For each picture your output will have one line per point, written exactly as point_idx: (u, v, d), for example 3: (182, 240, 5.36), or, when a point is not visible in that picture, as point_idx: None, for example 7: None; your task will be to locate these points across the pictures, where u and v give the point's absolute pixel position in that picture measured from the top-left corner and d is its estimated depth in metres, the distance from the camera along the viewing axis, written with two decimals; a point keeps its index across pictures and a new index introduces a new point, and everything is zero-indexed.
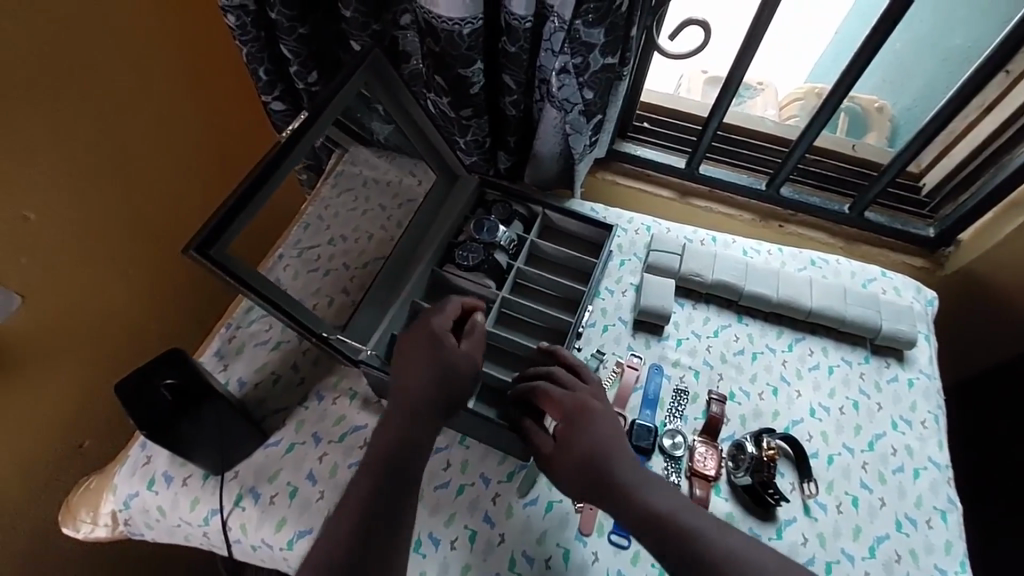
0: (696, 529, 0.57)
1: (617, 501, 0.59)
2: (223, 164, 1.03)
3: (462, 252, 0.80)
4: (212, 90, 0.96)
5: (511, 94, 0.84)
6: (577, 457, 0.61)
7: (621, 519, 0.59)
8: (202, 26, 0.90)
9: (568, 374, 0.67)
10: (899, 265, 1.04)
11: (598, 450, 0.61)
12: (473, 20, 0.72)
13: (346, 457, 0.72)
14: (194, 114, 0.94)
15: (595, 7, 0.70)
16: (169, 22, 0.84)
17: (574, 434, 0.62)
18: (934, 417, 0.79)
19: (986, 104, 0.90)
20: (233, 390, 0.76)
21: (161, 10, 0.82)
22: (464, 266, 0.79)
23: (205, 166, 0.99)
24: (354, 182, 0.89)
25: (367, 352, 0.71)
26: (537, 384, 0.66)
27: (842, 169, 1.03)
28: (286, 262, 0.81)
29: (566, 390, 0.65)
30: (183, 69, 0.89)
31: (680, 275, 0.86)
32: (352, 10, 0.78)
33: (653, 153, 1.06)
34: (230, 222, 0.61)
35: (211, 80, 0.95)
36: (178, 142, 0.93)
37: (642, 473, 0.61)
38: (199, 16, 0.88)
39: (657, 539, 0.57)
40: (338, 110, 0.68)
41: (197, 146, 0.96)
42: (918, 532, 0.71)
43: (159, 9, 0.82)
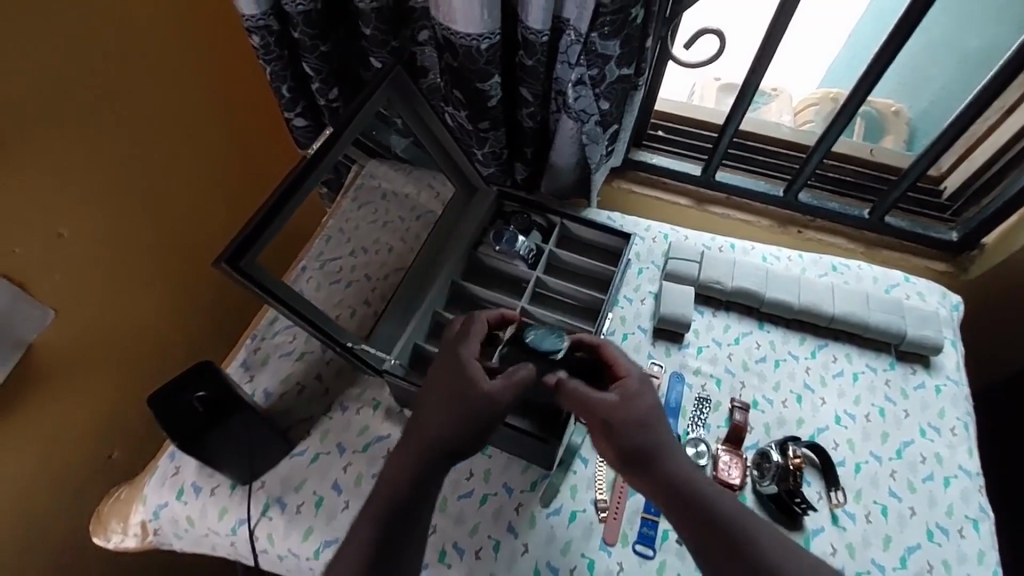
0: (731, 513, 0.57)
1: (646, 470, 0.59)
2: (250, 177, 1.05)
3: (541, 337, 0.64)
4: (236, 108, 0.98)
5: (527, 106, 0.86)
6: (636, 423, 0.59)
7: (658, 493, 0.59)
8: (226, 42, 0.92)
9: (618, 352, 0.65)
10: (921, 270, 1.03)
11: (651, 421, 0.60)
12: (491, 36, 0.74)
13: (371, 466, 0.72)
14: (220, 129, 0.96)
15: (610, 20, 0.72)
16: (196, 43, 0.87)
17: (627, 384, 0.61)
18: (963, 424, 0.77)
19: (1007, 106, 0.89)
20: (259, 401, 0.77)
21: (187, 34, 0.85)
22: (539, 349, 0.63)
23: (233, 182, 1.02)
24: (373, 196, 0.87)
25: (392, 361, 0.71)
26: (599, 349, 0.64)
27: (860, 173, 1.03)
28: (309, 274, 0.80)
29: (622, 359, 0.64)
30: (215, 91, 0.93)
31: (700, 283, 0.86)
32: (373, 28, 0.81)
33: (668, 161, 1.07)
34: (258, 235, 0.62)
35: (235, 97, 0.97)
36: (205, 157, 0.95)
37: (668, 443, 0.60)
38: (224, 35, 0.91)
39: (683, 509, 0.58)
40: (355, 134, 0.70)
41: (222, 160, 0.98)
42: (950, 541, 0.69)
43: (188, 32, 0.85)
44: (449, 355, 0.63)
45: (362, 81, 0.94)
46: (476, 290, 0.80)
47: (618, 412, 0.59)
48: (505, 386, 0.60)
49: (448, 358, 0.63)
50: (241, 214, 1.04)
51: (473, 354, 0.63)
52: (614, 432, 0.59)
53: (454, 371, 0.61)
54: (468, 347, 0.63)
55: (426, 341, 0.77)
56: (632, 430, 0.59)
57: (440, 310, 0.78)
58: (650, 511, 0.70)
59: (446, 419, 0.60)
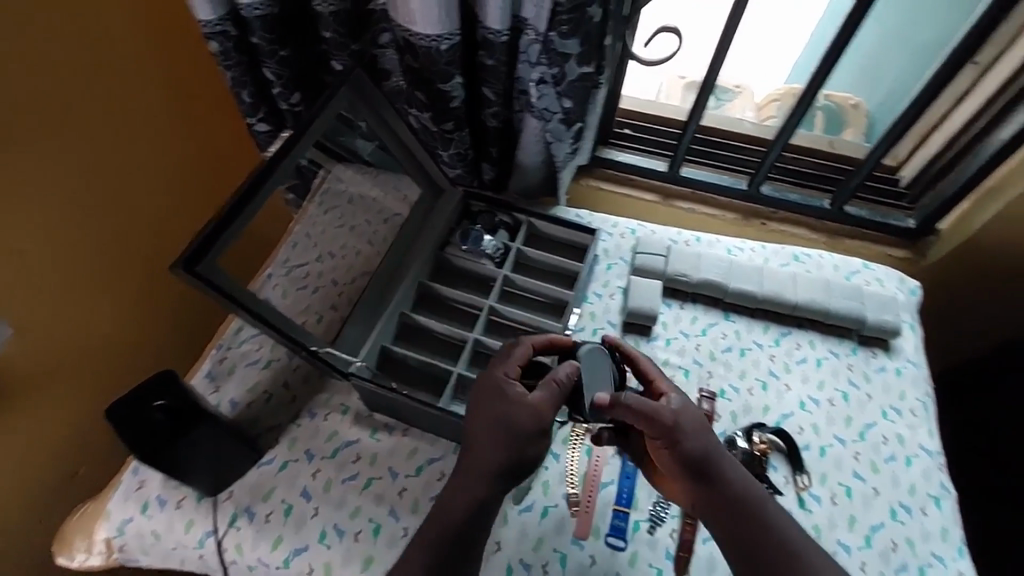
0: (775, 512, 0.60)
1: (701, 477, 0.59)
2: (209, 182, 1.01)
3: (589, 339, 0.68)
4: (192, 111, 0.95)
5: (490, 106, 0.86)
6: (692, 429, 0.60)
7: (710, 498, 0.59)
8: (176, 41, 0.89)
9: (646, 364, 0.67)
10: (881, 257, 1.05)
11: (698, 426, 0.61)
12: (450, 36, 0.74)
13: (340, 472, 0.72)
14: (175, 132, 0.93)
15: (567, 19, 0.73)
16: (145, 45, 0.84)
17: (675, 397, 0.62)
18: (923, 404, 0.79)
19: (958, 95, 0.91)
20: (225, 411, 0.76)
21: (135, 36, 0.82)
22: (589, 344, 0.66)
23: (194, 189, 0.98)
24: (339, 199, 0.81)
25: (358, 364, 0.70)
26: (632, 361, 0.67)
27: (820, 165, 1.06)
28: (275, 281, 0.73)
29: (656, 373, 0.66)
30: (169, 93, 0.90)
31: (666, 276, 0.87)
32: (331, 31, 0.81)
33: (634, 158, 1.08)
34: (214, 238, 0.62)
35: (190, 99, 0.94)
36: (161, 161, 0.92)
37: (722, 454, 0.61)
38: (174, 34, 0.88)
39: (736, 522, 0.59)
40: (318, 136, 0.71)
41: (179, 164, 0.95)
42: (913, 519, 0.71)
43: (137, 34, 0.82)
44: (488, 378, 0.63)
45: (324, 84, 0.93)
46: (442, 289, 0.80)
47: (679, 421, 0.59)
48: (549, 401, 0.60)
49: (487, 383, 0.62)
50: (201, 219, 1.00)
51: (512, 376, 0.62)
52: (675, 443, 0.59)
53: (494, 394, 0.61)
54: (506, 368, 0.63)
55: (394, 343, 0.76)
56: (690, 441, 0.59)
57: (408, 311, 0.78)
58: (621, 502, 0.71)
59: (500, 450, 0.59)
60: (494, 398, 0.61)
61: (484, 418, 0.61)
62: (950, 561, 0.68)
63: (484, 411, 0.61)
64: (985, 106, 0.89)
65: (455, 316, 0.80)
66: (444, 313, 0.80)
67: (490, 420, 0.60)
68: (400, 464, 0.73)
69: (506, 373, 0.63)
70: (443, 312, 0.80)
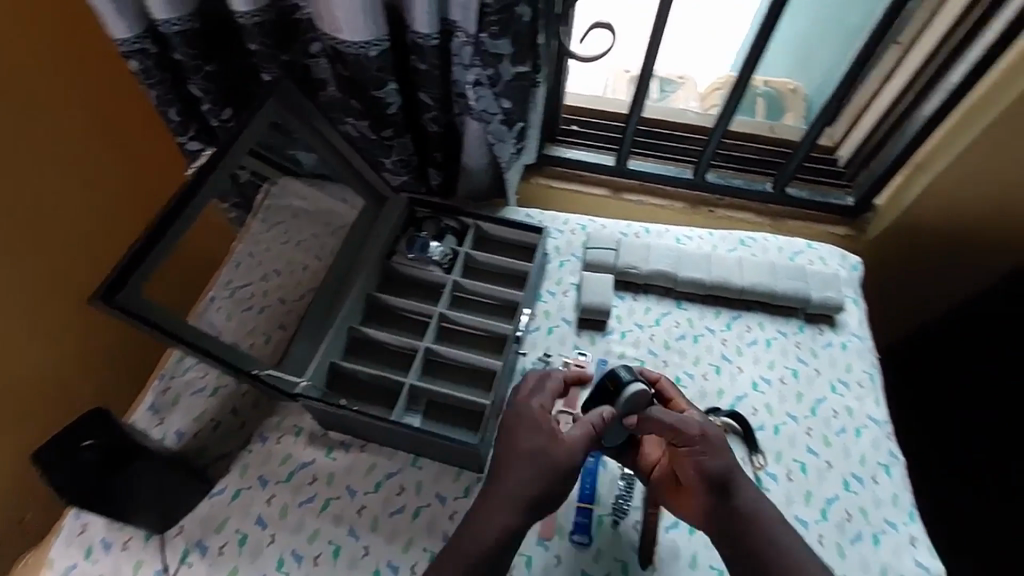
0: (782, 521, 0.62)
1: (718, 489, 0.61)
2: (130, 200, 0.93)
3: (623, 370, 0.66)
4: (106, 124, 0.88)
5: (429, 111, 0.85)
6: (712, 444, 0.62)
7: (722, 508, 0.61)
8: (80, 52, 0.81)
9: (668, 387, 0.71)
10: (825, 236, 1.08)
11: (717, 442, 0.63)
12: (379, 42, 0.73)
13: (295, 496, 0.70)
14: (90, 150, 0.86)
15: (496, 19, 0.72)
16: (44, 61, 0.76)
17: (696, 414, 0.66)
18: (869, 376, 0.82)
19: (883, 75, 0.95)
20: (171, 443, 0.73)
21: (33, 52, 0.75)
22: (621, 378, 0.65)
23: (117, 211, 0.91)
24: (284, 215, 0.80)
25: (304, 384, 0.68)
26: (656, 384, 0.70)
27: (763, 151, 1.08)
28: (218, 304, 0.75)
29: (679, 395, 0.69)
30: (77, 110, 0.83)
31: (618, 269, 0.88)
32: (258, 43, 0.77)
33: (582, 153, 1.09)
34: (136, 265, 0.59)
35: (102, 112, 0.87)
36: (76, 184, 0.85)
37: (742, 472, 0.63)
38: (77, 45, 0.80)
39: (752, 539, 0.60)
40: (250, 145, 0.69)
41: (99, 184, 0.88)
42: (865, 489, 0.73)
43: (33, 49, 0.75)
44: (523, 408, 0.65)
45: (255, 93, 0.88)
46: (390, 299, 0.78)
47: (704, 437, 0.61)
48: (583, 430, 0.62)
49: (521, 413, 0.65)
50: (123, 241, 0.92)
51: (545, 404, 0.66)
52: (698, 458, 0.61)
53: (530, 424, 0.63)
54: (541, 399, 0.66)
55: (344, 358, 0.75)
56: (713, 459, 0.61)
57: (357, 325, 0.76)
58: (584, 499, 0.71)
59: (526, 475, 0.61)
60: (533, 427, 0.63)
61: (521, 446, 0.62)
62: (903, 525, 0.71)
63: (521, 439, 0.63)
64: (908, 85, 0.92)
65: (406, 326, 0.79)
66: (395, 323, 0.79)
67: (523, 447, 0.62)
68: (358, 482, 0.71)
69: (541, 404, 0.65)
70: (394, 322, 0.79)
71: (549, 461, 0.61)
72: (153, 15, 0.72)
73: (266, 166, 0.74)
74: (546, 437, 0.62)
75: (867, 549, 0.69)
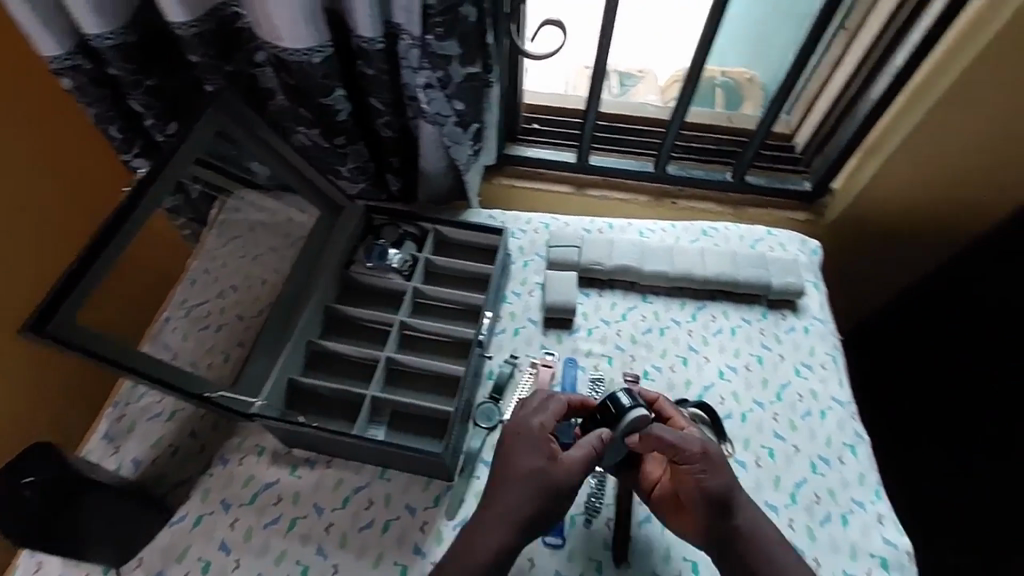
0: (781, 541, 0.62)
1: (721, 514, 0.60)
2: (70, 215, 0.90)
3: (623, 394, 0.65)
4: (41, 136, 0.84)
5: (381, 116, 0.83)
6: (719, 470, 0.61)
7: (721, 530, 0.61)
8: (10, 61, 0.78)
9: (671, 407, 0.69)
10: (785, 222, 1.10)
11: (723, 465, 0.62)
12: (322, 48, 0.71)
13: (260, 518, 0.68)
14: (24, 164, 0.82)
15: (441, 20, 0.71)
16: None
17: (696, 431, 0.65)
18: (831, 357, 0.83)
19: (834, 60, 0.96)
20: (127, 473, 0.71)
21: None
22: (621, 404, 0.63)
23: (60, 229, 0.88)
24: (239, 229, 0.79)
25: (260, 404, 0.66)
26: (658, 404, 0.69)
27: (722, 140, 1.09)
28: (174, 324, 0.76)
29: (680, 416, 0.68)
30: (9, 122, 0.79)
31: (581, 266, 0.87)
32: (199, 55, 0.75)
33: (543, 152, 1.08)
34: (68, 291, 0.56)
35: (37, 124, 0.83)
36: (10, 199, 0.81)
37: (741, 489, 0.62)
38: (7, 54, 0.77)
39: (750, 553, 0.60)
40: (196, 154, 0.66)
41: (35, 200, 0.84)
42: (832, 470, 0.74)
43: None
44: (522, 427, 0.64)
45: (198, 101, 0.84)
46: (349, 310, 0.77)
47: (705, 455, 0.61)
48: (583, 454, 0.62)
49: (521, 433, 0.63)
50: (66, 257, 0.89)
51: (547, 427, 0.64)
52: (700, 476, 0.60)
53: (530, 445, 0.62)
54: (543, 418, 0.65)
55: (302, 374, 0.73)
56: (714, 478, 0.60)
57: (316, 339, 0.75)
58: None
59: (512, 492, 0.60)
60: (533, 447, 0.62)
61: (521, 468, 0.61)
62: (870, 504, 0.72)
63: (522, 460, 0.61)
64: (855, 72, 0.94)
65: (368, 337, 0.77)
66: (356, 335, 0.78)
67: (525, 470, 0.61)
68: (325, 499, 0.69)
69: (542, 423, 0.64)
70: (355, 334, 0.78)
71: (542, 485, 0.60)
72: (84, 30, 0.69)
73: (218, 175, 0.72)
74: (547, 457, 0.62)
75: (837, 530, 0.70)
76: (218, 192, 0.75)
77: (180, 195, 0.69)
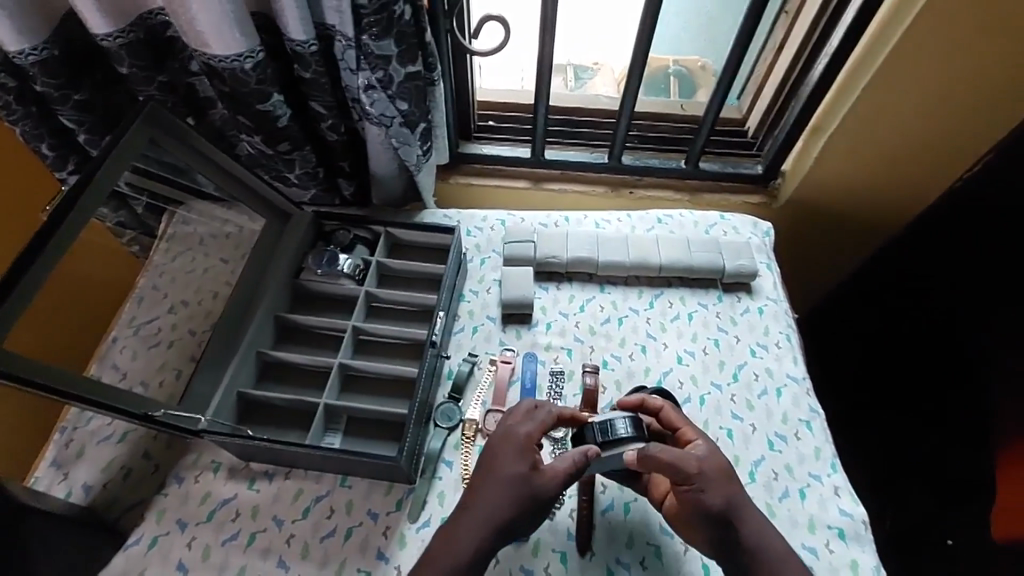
0: (783, 549, 0.60)
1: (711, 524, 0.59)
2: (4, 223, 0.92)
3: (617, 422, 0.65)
4: None
5: (324, 119, 0.82)
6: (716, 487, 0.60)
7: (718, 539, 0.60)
8: None
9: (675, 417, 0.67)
10: (739, 206, 1.10)
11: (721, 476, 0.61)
12: (253, 53, 0.69)
13: (218, 534, 0.67)
14: None
15: (375, 19, 0.70)
16: None
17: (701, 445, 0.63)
18: (786, 336, 0.85)
19: (778, 44, 0.97)
20: (78, 499, 0.68)
21: None
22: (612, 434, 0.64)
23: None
24: (190, 243, 0.78)
25: (208, 420, 0.65)
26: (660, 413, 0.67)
27: (676, 129, 1.10)
28: (123, 344, 0.76)
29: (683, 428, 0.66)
30: None
31: (538, 261, 0.87)
32: (128, 65, 0.73)
33: (499, 148, 1.08)
34: None
35: None
36: None
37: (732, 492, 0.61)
38: None
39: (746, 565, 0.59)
40: (129, 162, 0.64)
41: None
42: (789, 446, 0.75)
43: None
44: (508, 436, 0.63)
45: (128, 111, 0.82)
46: (298, 318, 0.76)
47: (703, 471, 0.60)
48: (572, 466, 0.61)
49: (508, 442, 0.62)
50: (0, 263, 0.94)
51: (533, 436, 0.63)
52: (697, 492, 0.60)
53: (515, 453, 0.61)
54: (528, 428, 0.63)
55: (253, 386, 0.72)
56: (713, 493, 0.60)
57: (266, 349, 0.74)
58: None
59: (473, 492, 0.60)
60: (518, 455, 0.61)
61: (503, 473, 0.60)
62: (827, 477, 0.73)
63: (505, 467, 0.60)
64: (793, 61, 0.94)
65: (322, 344, 0.77)
66: (310, 343, 0.77)
67: (502, 474, 0.60)
68: (285, 510, 0.68)
69: (529, 433, 0.63)
70: (308, 342, 0.77)
71: (503, 486, 0.60)
72: (5, 47, 0.66)
73: (169, 190, 0.73)
74: (531, 466, 0.61)
75: (795, 504, 0.71)
76: (167, 204, 0.75)
77: (125, 210, 0.69)
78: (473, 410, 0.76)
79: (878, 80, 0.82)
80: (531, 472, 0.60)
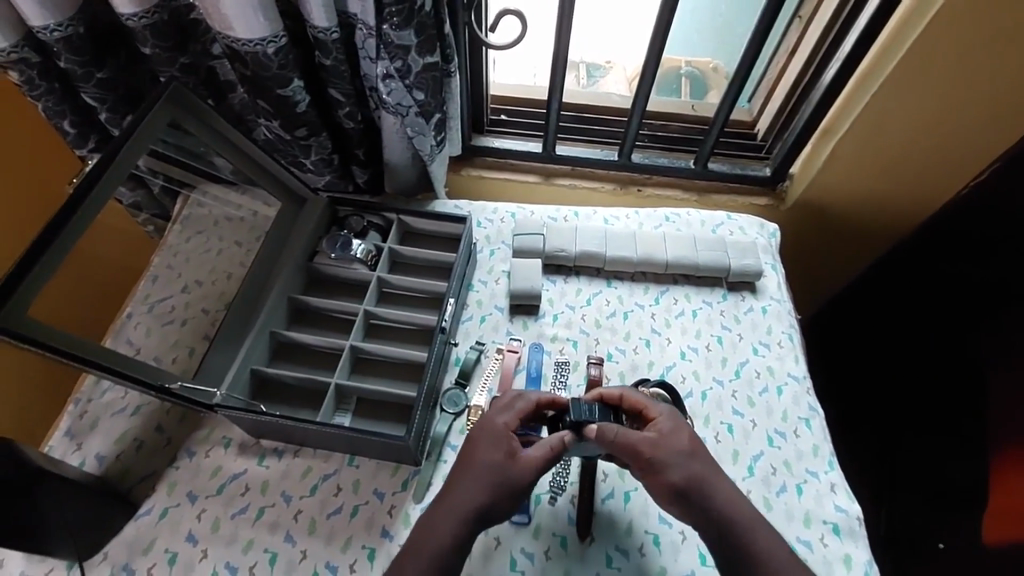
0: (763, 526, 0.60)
1: (699, 502, 0.60)
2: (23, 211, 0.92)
3: (584, 410, 0.65)
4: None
5: (341, 107, 0.83)
6: (683, 457, 0.61)
7: (697, 512, 0.60)
8: None
9: (637, 398, 0.68)
10: (749, 208, 1.12)
11: (694, 449, 0.62)
12: (275, 38, 0.70)
13: (227, 507, 0.68)
14: None
15: (396, 9, 0.70)
16: None
17: (665, 423, 0.64)
18: (788, 336, 0.86)
19: (791, 48, 0.97)
20: (91, 468, 0.70)
21: None
22: (579, 422, 0.64)
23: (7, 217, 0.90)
24: (204, 225, 0.79)
25: (222, 394, 0.67)
26: (622, 396, 0.68)
27: (686, 129, 1.11)
28: (137, 321, 0.77)
29: (646, 408, 0.67)
30: None
31: (546, 254, 0.89)
32: (151, 47, 0.73)
33: (511, 143, 1.09)
34: (14, 288, 0.55)
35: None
36: None
37: (717, 476, 0.61)
38: None
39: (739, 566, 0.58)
40: (150, 143, 0.65)
41: None
42: (788, 442, 0.77)
43: None
44: (487, 425, 0.64)
45: (148, 92, 0.83)
46: (311, 300, 0.78)
47: (659, 452, 0.61)
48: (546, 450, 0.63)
49: (485, 430, 0.64)
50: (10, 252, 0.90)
51: (512, 425, 0.65)
52: (656, 472, 0.61)
53: (494, 442, 0.63)
54: (507, 418, 0.65)
55: (267, 365, 0.74)
56: (674, 470, 0.61)
57: (280, 329, 0.75)
58: None
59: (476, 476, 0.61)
60: (508, 440, 0.63)
61: (505, 456, 0.61)
62: (823, 474, 0.75)
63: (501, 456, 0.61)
64: (805, 66, 0.95)
65: (334, 327, 0.79)
66: (322, 326, 0.79)
67: (502, 454, 0.62)
68: (293, 487, 0.70)
69: (506, 423, 0.64)
70: (320, 325, 0.79)
71: (504, 471, 0.61)
72: (30, 22, 0.67)
73: (189, 173, 0.75)
74: (507, 454, 0.62)
75: (791, 498, 0.72)
76: (183, 188, 0.76)
77: (142, 190, 0.70)
78: (480, 396, 0.77)
79: (889, 87, 0.83)
80: (534, 460, 0.62)
